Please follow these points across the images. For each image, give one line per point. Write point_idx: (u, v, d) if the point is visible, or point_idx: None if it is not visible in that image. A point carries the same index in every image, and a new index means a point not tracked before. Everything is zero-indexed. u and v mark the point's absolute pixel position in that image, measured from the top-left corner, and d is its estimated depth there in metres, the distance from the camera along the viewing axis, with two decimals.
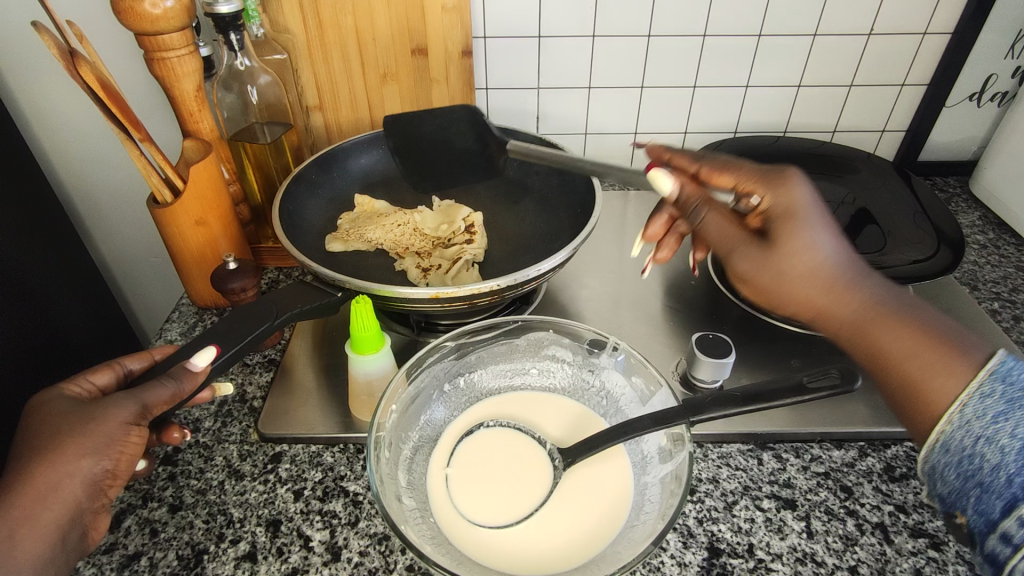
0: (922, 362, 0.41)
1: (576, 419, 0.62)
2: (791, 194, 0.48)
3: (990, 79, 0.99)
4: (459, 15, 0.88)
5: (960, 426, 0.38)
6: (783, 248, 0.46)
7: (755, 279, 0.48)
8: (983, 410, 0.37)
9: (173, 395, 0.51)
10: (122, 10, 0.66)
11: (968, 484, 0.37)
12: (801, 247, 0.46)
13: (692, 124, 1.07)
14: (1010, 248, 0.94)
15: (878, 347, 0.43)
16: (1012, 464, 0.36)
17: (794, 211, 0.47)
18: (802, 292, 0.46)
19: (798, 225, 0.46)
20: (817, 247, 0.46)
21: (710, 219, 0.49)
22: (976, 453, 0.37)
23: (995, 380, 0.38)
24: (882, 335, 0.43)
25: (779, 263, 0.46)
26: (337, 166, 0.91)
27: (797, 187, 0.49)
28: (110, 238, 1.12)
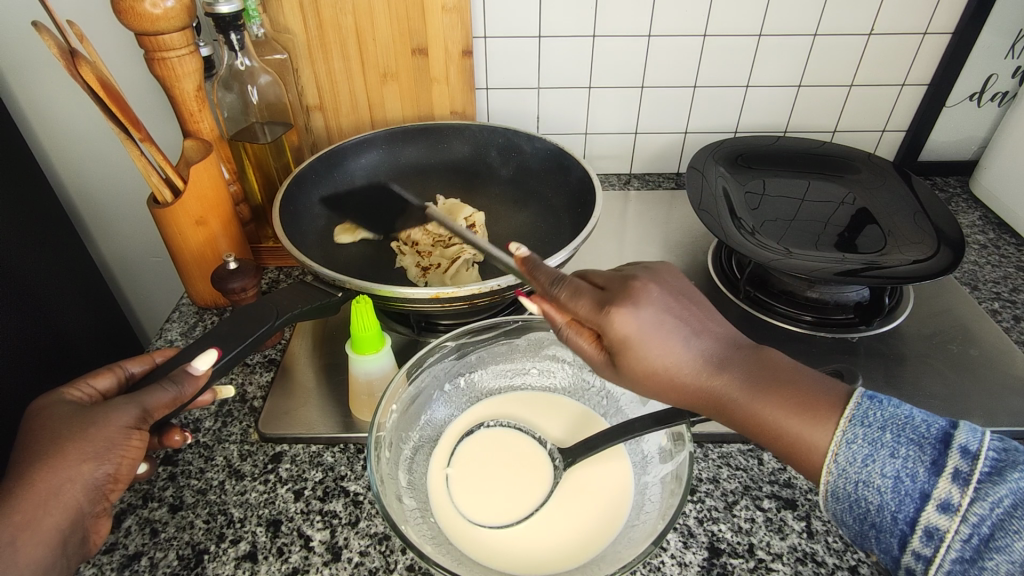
0: (796, 432, 0.42)
1: (577, 419, 0.62)
2: (621, 316, 0.44)
3: (990, 79, 0.98)
4: (459, 15, 0.88)
5: (839, 475, 0.41)
6: (634, 372, 0.45)
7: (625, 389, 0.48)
8: (852, 455, 0.40)
9: (174, 399, 0.50)
10: (122, 10, 0.66)
11: (864, 525, 0.40)
12: (649, 363, 0.45)
13: (693, 124, 1.07)
14: (1010, 248, 0.94)
15: (762, 430, 0.44)
16: (891, 503, 0.39)
17: (628, 341, 0.44)
18: (670, 391, 0.46)
19: (636, 354, 0.44)
20: (667, 353, 0.45)
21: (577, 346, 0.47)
22: (859, 497, 0.40)
23: (855, 425, 0.41)
24: (763, 409, 0.44)
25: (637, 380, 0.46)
26: (338, 166, 0.91)
27: (624, 307, 0.44)
28: (111, 238, 1.12)
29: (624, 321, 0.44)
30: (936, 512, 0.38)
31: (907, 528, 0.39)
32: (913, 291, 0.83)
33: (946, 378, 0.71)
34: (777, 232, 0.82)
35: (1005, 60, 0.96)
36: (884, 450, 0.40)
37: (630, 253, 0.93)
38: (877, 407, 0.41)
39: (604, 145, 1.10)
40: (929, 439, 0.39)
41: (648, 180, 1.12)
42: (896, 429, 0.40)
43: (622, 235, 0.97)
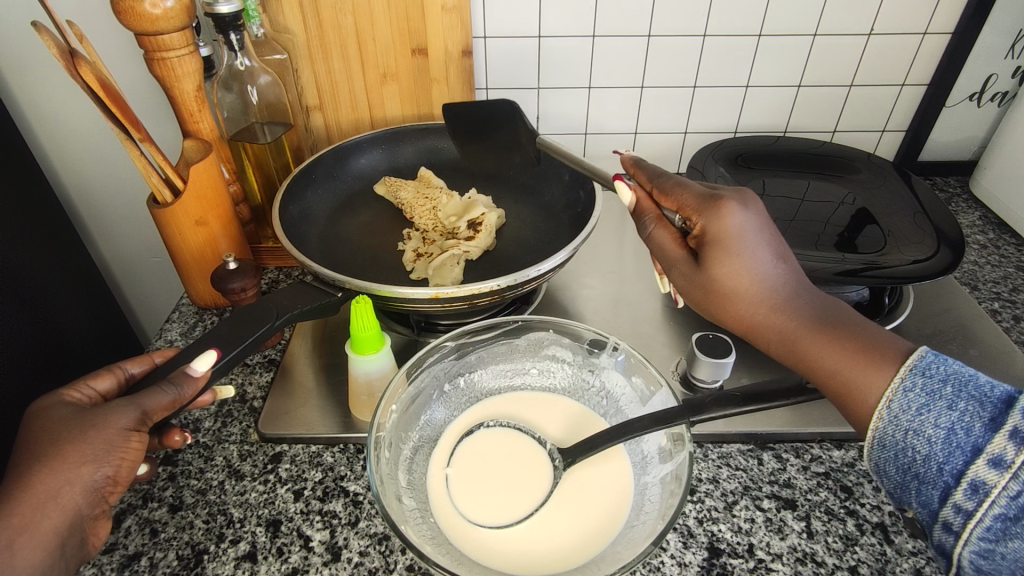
0: (845, 375, 0.43)
1: (576, 419, 0.62)
2: (727, 212, 0.50)
3: (990, 79, 0.98)
4: (459, 15, 0.88)
5: (890, 422, 0.40)
6: (716, 270, 0.50)
7: (693, 294, 0.53)
8: (907, 403, 0.40)
9: (174, 401, 0.50)
10: (122, 10, 0.66)
11: (907, 477, 0.40)
12: (732, 267, 0.49)
13: (693, 125, 1.07)
14: (1010, 248, 0.94)
15: (809, 362, 0.46)
16: (940, 453, 0.38)
17: (727, 236, 0.50)
18: (735, 307, 0.50)
19: (730, 250, 0.49)
20: (750, 267, 0.49)
21: (660, 238, 0.54)
22: (907, 446, 0.40)
23: (916, 375, 0.40)
24: (818, 346, 0.46)
25: (714, 281, 0.50)
26: (338, 166, 0.91)
27: (734, 204, 0.50)
28: (111, 237, 1.12)
29: (730, 214, 0.50)
30: (987, 467, 0.37)
31: (952, 480, 0.38)
32: (913, 291, 0.83)
33: None
34: (777, 232, 0.82)
35: (1005, 59, 0.96)
36: (941, 402, 0.39)
37: (630, 253, 0.93)
38: (943, 361, 0.40)
39: (603, 145, 1.10)
40: (993, 398, 0.38)
41: None
42: (958, 383, 0.39)
43: (622, 236, 0.97)
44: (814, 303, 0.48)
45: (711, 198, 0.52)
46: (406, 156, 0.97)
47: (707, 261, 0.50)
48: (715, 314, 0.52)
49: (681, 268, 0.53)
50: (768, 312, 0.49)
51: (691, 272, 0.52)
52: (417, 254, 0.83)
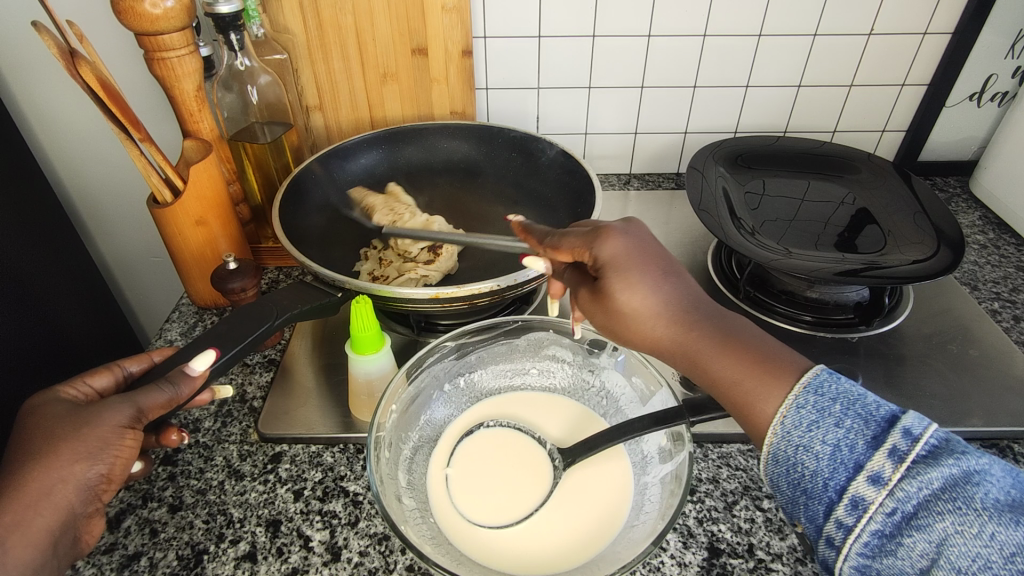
0: (745, 387, 0.43)
1: (577, 419, 0.62)
2: (614, 245, 0.49)
3: (990, 79, 0.98)
4: (459, 15, 0.88)
5: (782, 437, 0.41)
6: (610, 291, 0.48)
7: (593, 319, 0.51)
8: (799, 420, 0.41)
9: (170, 400, 0.50)
10: (122, 10, 0.66)
11: (797, 491, 0.41)
12: (627, 289, 0.48)
13: (693, 125, 1.07)
14: (1010, 248, 0.94)
15: (712, 373, 0.45)
16: (826, 469, 0.39)
17: (618, 261, 0.49)
18: (632, 323, 0.48)
19: (629, 277, 0.48)
20: (642, 289, 0.48)
21: (570, 277, 0.54)
22: (797, 461, 0.40)
23: (809, 393, 0.41)
24: (715, 361, 0.45)
25: (610, 303, 0.49)
26: (338, 167, 0.91)
27: (618, 230, 0.51)
28: (111, 238, 1.12)
29: (615, 240, 0.50)
30: (866, 484, 0.38)
31: (836, 496, 0.39)
32: (913, 290, 0.83)
33: (946, 377, 0.71)
34: (777, 232, 0.82)
35: (1005, 60, 0.96)
36: (830, 419, 0.39)
37: None
38: (835, 380, 0.41)
39: (604, 144, 1.10)
40: (877, 417, 0.39)
41: (648, 180, 1.12)
42: (847, 402, 0.40)
43: None
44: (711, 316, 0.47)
45: (594, 232, 0.51)
46: (406, 157, 0.97)
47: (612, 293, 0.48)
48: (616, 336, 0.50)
49: (580, 298, 0.52)
50: (672, 325, 0.47)
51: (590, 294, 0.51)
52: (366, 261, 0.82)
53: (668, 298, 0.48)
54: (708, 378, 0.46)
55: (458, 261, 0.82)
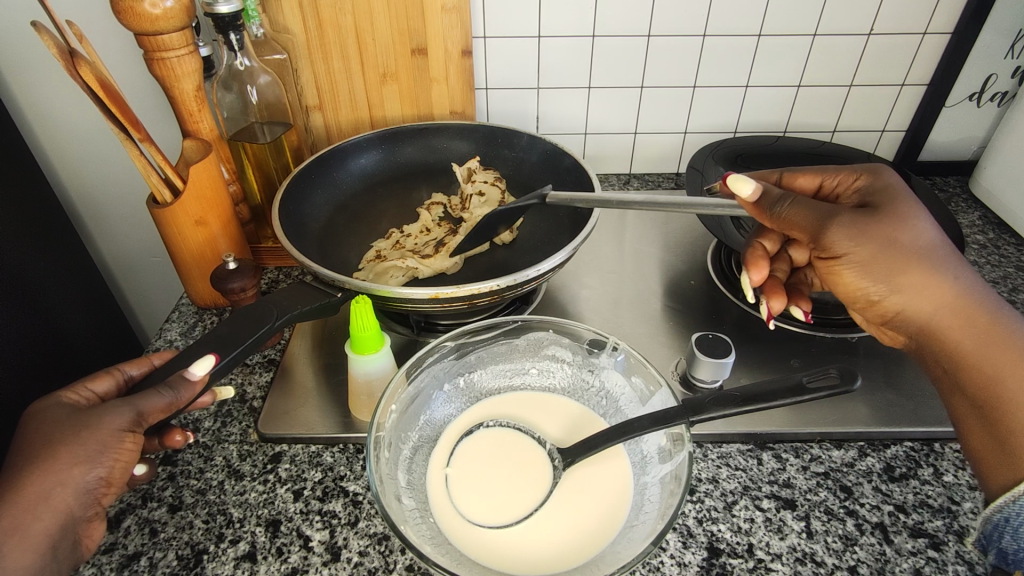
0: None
1: (577, 419, 0.62)
2: (886, 180, 0.57)
3: (990, 79, 0.98)
4: (459, 15, 0.88)
5: None
6: (892, 218, 0.52)
7: (841, 249, 0.53)
8: None
9: (169, 405, 0.50)
10: (121, 10, 0.66)
11: None
12: (911, 220, 0.52)
13: (692, 125, 1.07)
14: (1010, 248, 0.94)
15: (999, 382, 0.47)
16: None
17: (891, 194, 0.55)
18: (916, 269, 0.51)
19: (901, 210, 0.53)
20: (926, 228, 0.52)
21: (795, 206, 0.54)
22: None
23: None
24: (1010, 371, 0.46)
25: (892, 231, 0.52)
26: (338, 167, 0.91)
27: (893, 177, 0.58)
28: (111, 238, 1.12)
29: (894, 182, 0.57)
30: None
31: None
32: None
33: None
34: None
35: (1005, 59, 0.96)
36: None
37: (630, 252, 0.93)
38: None
39: (604, 144, 1.10)
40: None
41: (648, 180, 1.12)
42: None
43: (622, 235, 0.97)
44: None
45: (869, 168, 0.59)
46: (406, 157, 0.97)
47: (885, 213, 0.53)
48: (888, 280, 0.52)
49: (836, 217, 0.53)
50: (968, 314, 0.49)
51: (851, 218, 0.52)
52: (388, 240, 0.86)
53: (959, 266, 0.51)
54: (989, 390, 0.47)
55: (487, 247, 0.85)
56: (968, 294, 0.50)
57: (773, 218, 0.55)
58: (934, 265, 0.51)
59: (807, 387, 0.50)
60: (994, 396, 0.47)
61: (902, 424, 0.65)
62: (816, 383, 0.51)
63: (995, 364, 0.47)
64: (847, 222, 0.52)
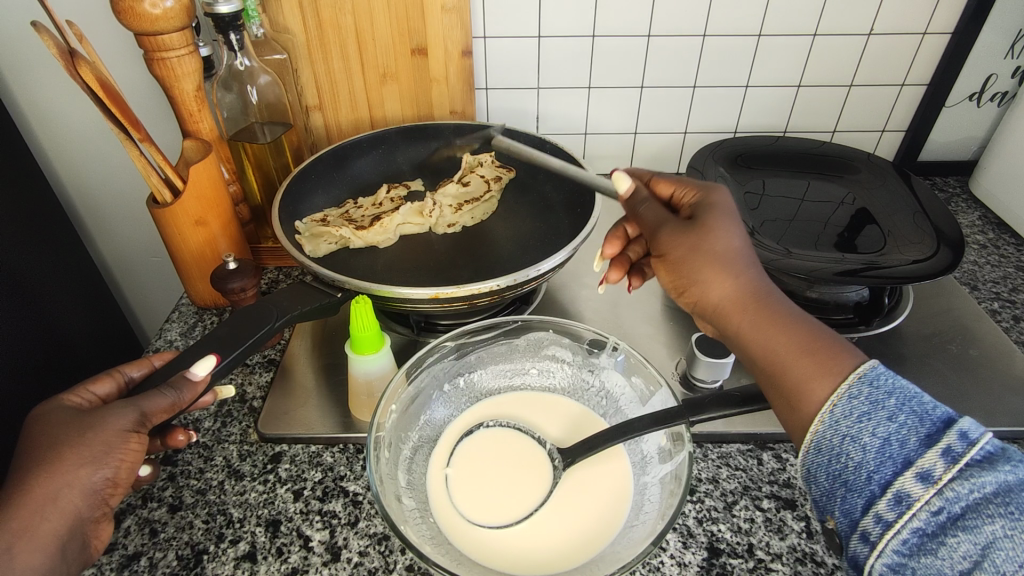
0: (801, 374, 0.42)
1: (577, 418, 0.62)
2: (719, 196, 0.53)
3: (989, 79, 0.98)
4: (459, 15, 0.88)
5: (830, 426, 0.40)
6: (701, 228, 0.49)
7: (670, 257, 0.50)
8: (850, 409, 0.39)
9: (173, 404, 0.50)
10: (122, 10, 0.66)
11: (835, 482, 0.40)
12: (718, 230, 0.49)
13: (692, 125, 1.07)
14: (1010, 248, 0.95)
15: (774, 353, 0.43)
16: (870, 462, 0.38)
17: (717, 208, 0.52)
18: (714, 268, 0.47)
19: (717, 220, 0.50)
20: (730, 236, 0.49)
21: (651, 208, 0.53)
22: (842, 452, 0.39)
23: (863, 383, 0.40)
24: (777, 339, 0.44)
25: (698, 239, 0.48)
26: (337, 167, 0.92)
27: (725, 197, 0.54)
28: (111, 239, 1.12)
29: (722, 199, 0.53)
30: (913, 481, 0.37)
31: (879, 490, 0.38)
32: (913, 290, 0.83)
33: (946, 377, 0.71)
34: (777, 232, 0.82)
35: (1005, 59, 0.96)
36: (882, 412, 0.39)
37: None
38: (893, 376, 0.40)
39: (604, 144, 1.10)
40: (932, 416, 0.38)
41: None
42: (902, 398, 0.39)
43: None
44: (787, 302, 0.46)
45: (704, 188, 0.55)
46: (405, 157, 0.97)
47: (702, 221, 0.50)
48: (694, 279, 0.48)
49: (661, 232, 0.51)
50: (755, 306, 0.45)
51: (675, 230, 0.50)
52: (341, 207, 0.89)
53: (750, 264, 0.47)
54: (767, 364, 0.44)
55: (397, 236, 0.86)
56: (757, 282, 0.46)
57: (636, 219, 0.54)
58: (728, 265, 0.47)
59: None
60: (771, 365, 0.43)
61: None
62: None
63: (764, 332, 0.44)
64: (674, 230, 0.50)
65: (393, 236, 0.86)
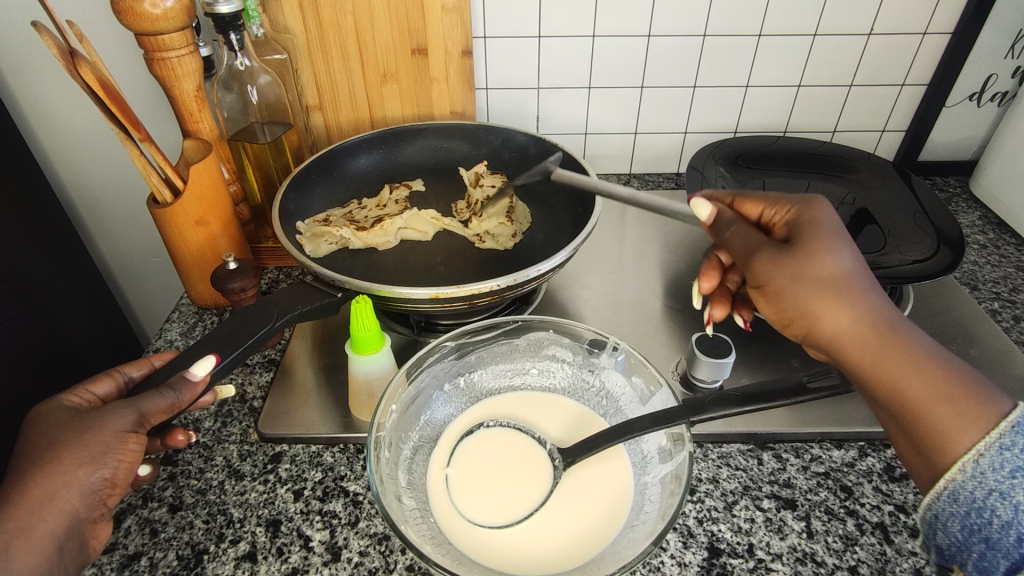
0: (938, 419, 0.39)
1: (577, 419, 0.62)
2: (818, 212, 0.48)
3: (989, 79, 0.98)
4: (459, 15, 0.88)
5: (974, 478, 0.38)
6: (808, 249, 0.45)
7: (768, 284, 0.46)
8: (1000, 462, 0.37)
9: (172, 405, 0.50)
10: (122, 10, 0.66)
11: (972, 536, 0.39)
12: (821, 253, 0.44)
13: (692, 125, 1.07)
14: (1010, 248, 0.94)
15: (906, 393, 0.41)
16: (1023, 522, 0.37)
17: (817, 226, 0.47)
18: (825, 298, 0.43)
19: (820, 242, 0.45)
20: (842, 257, 0.44)
21: (740, 232, 0.50)
22: (986, 507, 0.38)
23: (1017, 433, 0.37)
24: (909, 379, 0.40)
25: (803, 264, 0.44)
26: (337, 167, 0.92)
27: (826, 208, 0.49)
28: (111, 239, 1.12)
29: (824, 216, 0.48)
30: None
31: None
32: (913, 290, 0.83)
33: None
34: None
35: (1005, 60, 0.96)
36: None
37: (630, 252, 0.93)
38: None
39: (604, 145, 1.10)
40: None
41: (648, 180, 1.12)
42: None
43: (623, 234, 0.97)
44: (916, 334, 0.42)
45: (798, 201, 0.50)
46: (405, 158, 0.97)
47: (800, 245, 0.45)
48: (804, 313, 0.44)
49: (757, 260, 0.47)
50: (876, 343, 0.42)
51: (773, 254, 0.46)
52: (345, 207, 0.89)
53: (868, 294, 0.43)
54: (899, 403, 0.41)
55: (396, 239, 0.86)
56: (880, 310, 0.43)
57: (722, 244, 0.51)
58: (842, 298, 0.43)
59: (807, 387, 0.51)
60: (903, 404, 0.41)
61: None
62: (816, 384, 0.51)
63: (893, 369, 0.41)
64: (770, 255, 0.46)
65: (394, 236, 0.85)
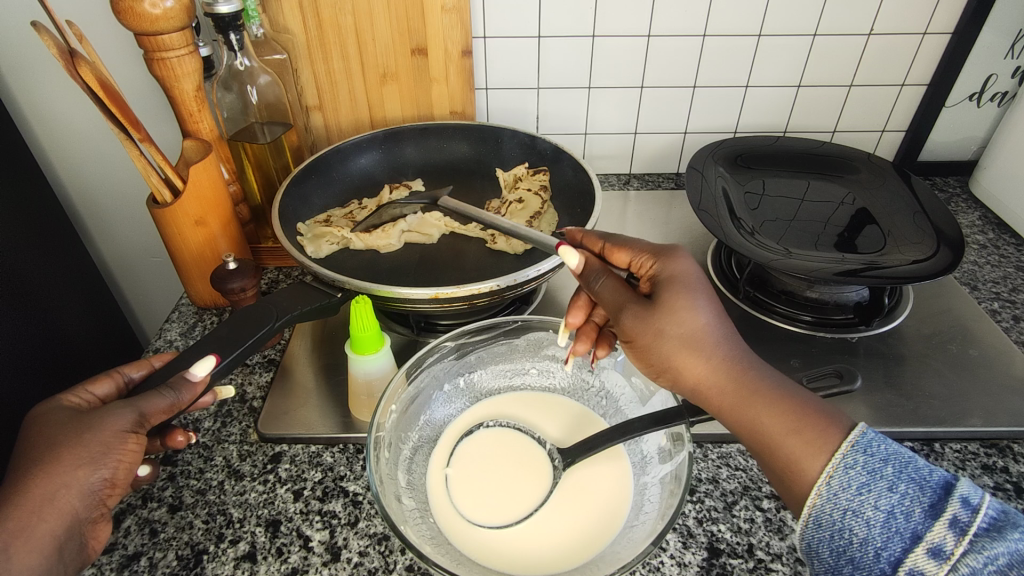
0: (790, 450, 0.42)
1: (577, 419, 0.62)
2: (678, 266, 0.52)
3: (990, 79, 0.98)
4: (459, 15, 0.87)
5: (828, 500, 0.40)
6: (667, 308, 0.48)
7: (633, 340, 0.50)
8: (847, 481, 0.40)
9: (172, 405, 0.50)
10: (121, 10, 0.66)
11: (841, 559, 0.40)
12: (679, 310, 0.48)
13: (692, 125, 1.07)
14: (1010, 248, 0.94)
15: (761, 429, 0.44)
16: (878, 538, 0.39)
17: (677, 282, 0.50)
18: (684, 353, 0.47)
19: (676, 299, 0.49)
20: (699, 312, 0.48)
21: (608, 284, 0.52)
22: (845, 527, 0.40)
23: (857, 452, 0.41)
24: (763, 415, 0.44)
25: (663, 323, 0.48)
26: (336, 167, 0.92)
27: (685, 262, 0.52)
28: (111, 240, 1.13)
29: (682, 270, 0.51)
30: (926, 557, 0.37)
31: (889, 568, 0.38)
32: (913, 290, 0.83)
33: (945, 377, 0.71)
34: (777, 232, 0.83)
35: (1005, 59, 0.96)
36: (883, 483, 0.39)
37: None
38: (884, 441, 0.41)
39: (604, 145, 1.10)
40: (932, 482, 0.39)
41: (648, 180, 1.12)
42: (899, 464, 0.40)
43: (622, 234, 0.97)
44: (767, 374, 0.46)
45: (661, 252, 0.53)
46: (404, 158, 0.98)
47: (660, 302, 0.49)
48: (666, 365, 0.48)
49: (623, 317, 0.50)
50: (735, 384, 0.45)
51: (638, 312, 0.49)
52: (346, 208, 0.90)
53: (722, 341, 0.47)
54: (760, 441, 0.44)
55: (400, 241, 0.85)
56: (732, 357, 0.46)
57: (592, 294, 0.54)
58: (697, 348, 0.47)
59: None
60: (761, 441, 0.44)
61: (900, 424, 0.65)
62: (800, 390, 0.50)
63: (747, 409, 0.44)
64: (636, 311, 0.49)
65: (396, 238, 0.85)
